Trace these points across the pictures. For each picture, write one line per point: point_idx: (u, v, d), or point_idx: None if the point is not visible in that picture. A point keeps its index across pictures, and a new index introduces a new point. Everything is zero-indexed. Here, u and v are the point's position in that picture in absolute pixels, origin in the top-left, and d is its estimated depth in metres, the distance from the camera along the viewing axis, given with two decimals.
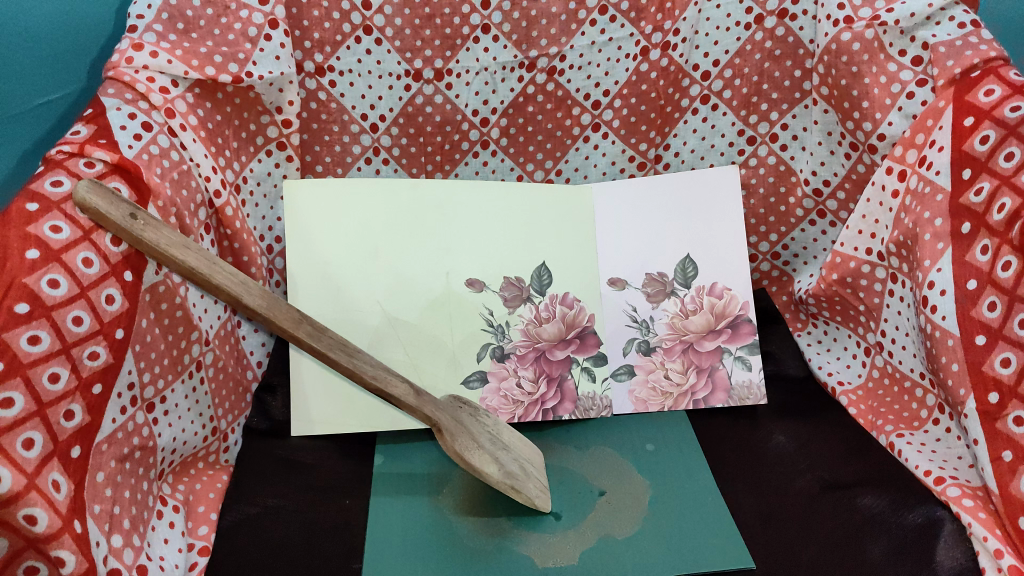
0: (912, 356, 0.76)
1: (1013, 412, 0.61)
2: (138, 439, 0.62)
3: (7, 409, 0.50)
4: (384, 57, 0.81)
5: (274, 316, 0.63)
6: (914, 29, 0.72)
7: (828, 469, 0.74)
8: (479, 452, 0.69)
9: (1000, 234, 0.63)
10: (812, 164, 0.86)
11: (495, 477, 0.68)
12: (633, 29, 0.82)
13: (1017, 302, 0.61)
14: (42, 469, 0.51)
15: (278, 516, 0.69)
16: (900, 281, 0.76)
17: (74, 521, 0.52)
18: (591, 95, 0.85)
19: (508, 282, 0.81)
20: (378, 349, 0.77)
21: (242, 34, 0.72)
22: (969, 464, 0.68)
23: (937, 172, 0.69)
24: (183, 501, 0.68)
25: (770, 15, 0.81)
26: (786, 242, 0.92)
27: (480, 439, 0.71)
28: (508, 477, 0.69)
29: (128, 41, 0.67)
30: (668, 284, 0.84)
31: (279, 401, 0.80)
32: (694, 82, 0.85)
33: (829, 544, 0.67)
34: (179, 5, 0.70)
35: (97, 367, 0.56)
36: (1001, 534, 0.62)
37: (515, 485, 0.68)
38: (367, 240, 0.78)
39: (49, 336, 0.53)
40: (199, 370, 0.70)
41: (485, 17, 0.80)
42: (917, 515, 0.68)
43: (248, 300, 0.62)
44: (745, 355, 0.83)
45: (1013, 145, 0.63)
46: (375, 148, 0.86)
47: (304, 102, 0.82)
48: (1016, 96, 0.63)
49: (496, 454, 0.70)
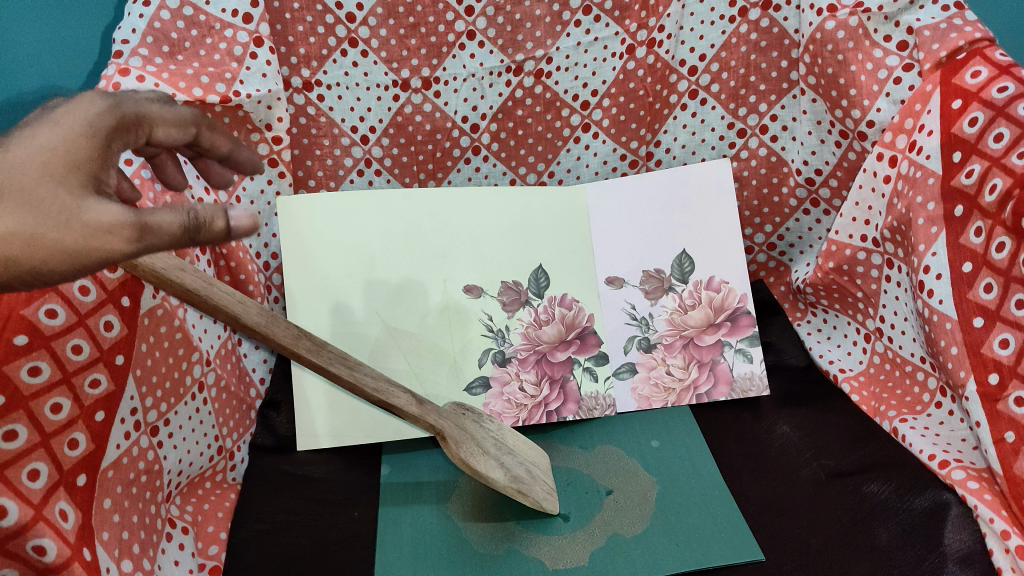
0: (912, 341, 0.76)
1: (1014, 393, 0.61)
2: (144, 463, 0.62)
3: (10, 441, 0.51)
4: (371, 68, 0.81)
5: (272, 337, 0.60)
6: (899, 14, 0.73)
7: (833, 456, 0.75)
8: (486, 458, 0.69)
9: (993, 215, 0.63)
10: (803, 153, 0.86)
11: (502, 484, 0.67)
12: (618, 28, 0.82)
13: (1014, 283, 0.62)
14: (48, 499, 0.51)
15: (287, 532, 0.69)
16: (896, 266, 0.76)
17: (83, 549, 0.52)
18: (579, 96, 0.85)
19: (506, 286, 0.81)
20: (380, 360, 0.77)
21: (228, 53, 0.73)
22: (973, 446, 0.68)
23: (928, 156, 0.69)
24: (192, 523, 0.68)
25: (754, 7, 0.81)
26: (780, 232, 0.92)
27: (484, 446, 0.70)
28: (515, 482, 0.68)
29: (115, 66, 0.67)
30: (666, 280, 0.84)
31: (283, 416, 0.81)
32: (681, 78, 0.85)
33: (836, 531, 0.68)
34: (163, 28, 0.70)
35: (98, 395, 0.57)
36: (1007, 515, 0.62)
37: (522, 488, 0.68)
38: (363, 252, 0.78)
39: (49, 367, 0.54)
40: (201, 391, 0.71)
41: (469, 23, 0.80)
42: (924, 500, 0.68)
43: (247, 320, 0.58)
44: (746, 348, 0.83)
45: (1002, 125, 0.63)
46: (367, 160, 0.86)
47: (294, 118, 0.81)
48: (1003, 77, 0.64)
49: (501, 460, 0.70)
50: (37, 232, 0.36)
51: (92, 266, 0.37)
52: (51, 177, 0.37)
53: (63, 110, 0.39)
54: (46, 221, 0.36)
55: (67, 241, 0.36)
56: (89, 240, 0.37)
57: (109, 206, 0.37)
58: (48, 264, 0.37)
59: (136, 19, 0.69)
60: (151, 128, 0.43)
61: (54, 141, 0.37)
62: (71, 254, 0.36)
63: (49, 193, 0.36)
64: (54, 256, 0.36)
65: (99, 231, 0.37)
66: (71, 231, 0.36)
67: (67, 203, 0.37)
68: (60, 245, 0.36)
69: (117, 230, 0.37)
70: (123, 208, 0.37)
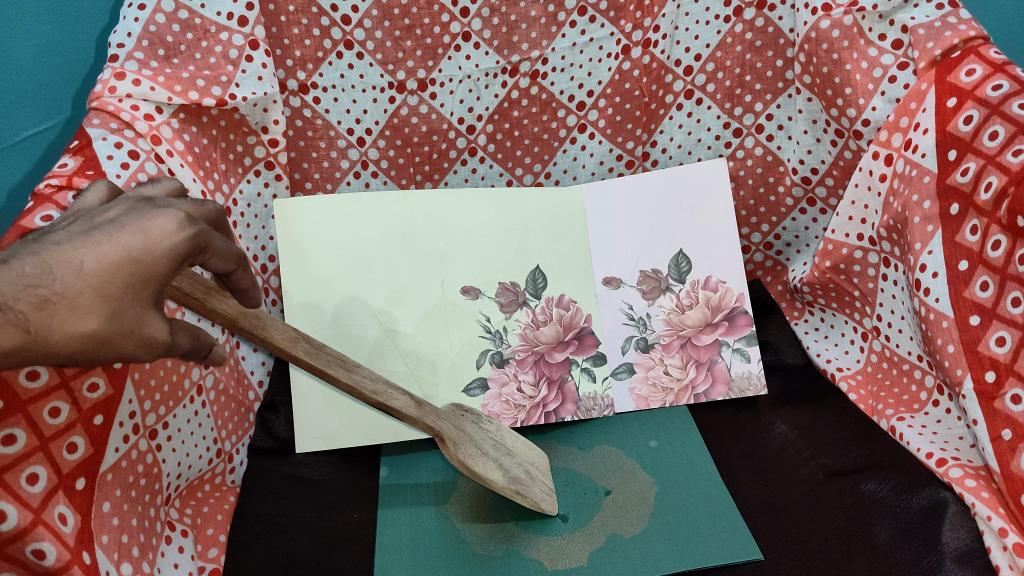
0: (909, 339, 0.76)
1: (1011, 391, 0.61)
2: (142, 467, 0.62)
3: (9, 446, 0.51)
4: (367, 70, 0.81)
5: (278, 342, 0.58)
6: (892, 13, 0.73)
7: (831, 455, 0.75)
8: (484, 459, 0.69)
9: (989, 214, 0.64)
10: (799, 152, 0.86)
11: (502, 484, 0.67)
12: (613, 28, 0.82)
13: (1009, 281, 0.62)
14: (47, 503, 0.52)
15: (287, 534, 0.70)
16: (893, 265, 0.76)
17: (82, 552, 0.52)
18: (575, 96, 0.85)
19: (503, 287, 0.81)
20: (378, 362, 0.77)
21: (224, 56, 0.73)
22: (970, 444, 0.68)
23: (923, 155, 0.70)
24: (191, 526, 0.68)
25: (749, 6, 0.81)
26: (777, 231, 0.92)
27: (483, 447, 0.70)
28: (513, 483, 0.68)
29: (110, 70, 0.67)
30: (663, 280, 0.84)
31: (281, 419, 0.81)
32: (677, 78, 0.85)
33: (835, 530, 0.68)
34: (159, 31, 0.70)
35: (97, 399, 0.57)
36: (1004, 512, 0.62)
37: (519, 488, 0.68)
38: (361, 254, 0.78)
39: (47, 371, 0.54)
40: (199, 394, 0.71)
41: (464, 25, 0.80)
42: (921, 498, 0.68)
43: (245, 324, 0.56)
44: (743, 347, 0.83)
45: (997, 123, 0.63)
46: (363, 162, 0.86)
47: (291, 120, 0.82)
48: (998, 75, 0.65)
49: (500, 461, 0.69)
50: (113, 344, 0.42)
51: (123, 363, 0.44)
52: (137, 300, 0.42)
53: (158, 234, 0.43)
54: (118, 337, 0.42)
55: (124, 352, 0.43)
56: (139, 353, 0.43)
57: (165, 329, 0.44)
58: (92, 359, 0.42)
59: (132, 23, 0.69)
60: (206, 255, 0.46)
61: (154, 274, 0.43)
62: (121, 359, 0.43)
63: (132, 311, 0.42)
64: (109, 360, 0.43)
65: (147, 345, 0.43)
66: (134, 344, 0.43)
67: (139, 323, 0.43)
68: (116, 353, 0.42)
69: (162, 351, 0.45)
70: (170, 333, 0.45)
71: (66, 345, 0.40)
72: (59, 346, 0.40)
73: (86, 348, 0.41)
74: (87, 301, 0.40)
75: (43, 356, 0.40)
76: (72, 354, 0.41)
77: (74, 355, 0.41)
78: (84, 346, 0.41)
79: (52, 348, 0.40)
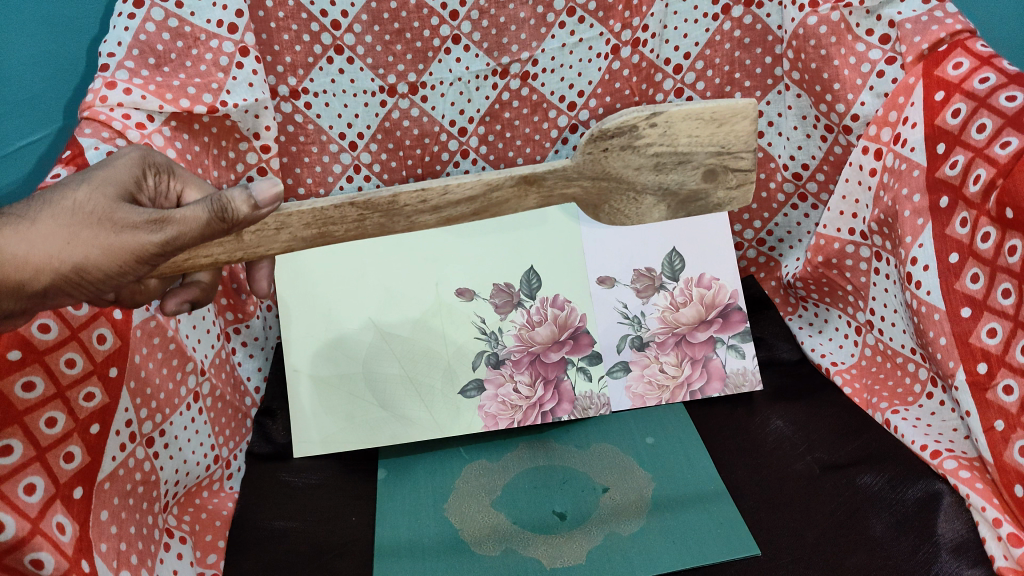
0: (902, 332, 0.76)
1: (1002, 381, 0.62)
2: (140, 475, 0.63)
3: (7, 456, 0.52)
4: (357, 75, 0.81)
5: (397, 211, 0.51)
6: (880, 8, 0.73)
7: (826, 450, 0.75)
8: (667, 194, 0.54)
9: (978, 206, 0.64)
10: (789, 149, 0.87)
11: (635, 120, 0.50)
12: (602, 28, 0.81)
13: (999, 273, 0.62)
14: (46, 512, 0.52)
15: (287, 539, 0.70)
16: (885, 258, 0.76)
17: (82, 560, 0.53)
18: (565, 97, 0.85)
19: (497, 288, 0.80)
20: (375, 366, 0.78)
21: (214, 64, 0.72)
22: (964, 435, 0.69)
23: (912, 149, 0.70)
24: (190, 532, 0.68)
25: (736, 5, 0.81)
26: (769, 227, 0.93)
27: (639, 143, 0.51)
28: (698, 161, 0.53)
29: (101, 79, 0.68)
30: (656, 278, 0.83)
31: (279, 425, 0.80)
32: (666, 76, 0.85)
33: (831, 523, 0.69)
34: (149, 40, 0.70)
35: (93, 408, 0.58)
36: (998, 503, 0.63)
37: (731, 194, 0.55)
38: (357, 258, 0.79)
39: (43, 381, 0.55)
40: (196, 401, 0.71)
41: (454, 28, 0.80)
42: (917, 490, 0.69)
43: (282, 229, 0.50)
44: (738, 344, 0.83)
45: (984, 116, 0.64)
46: (356, 166, 0.86)
47: (282, 126, 0.82)
48: (984, 67, 0.65)
49: (661, 167, 0.53)
50: (94, 232, 0.47)
51: (130, 256, 0.47)
52: (96, 190, 0.49)
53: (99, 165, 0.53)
54: (94, 223, 0.47)
55: (107, 233, 0.47)
56: (128, 235, 0.47)
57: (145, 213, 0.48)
58: (92, 254, 0.47)
59: (122, 32, 0.69)
60: (183, 185, 0.59)
61: (106, 175, 0.51)
62: (116, 246, 0.47)
63: (99, 202, 0.48)
64: (94, 250, 0.47)
65: (134, 228, 0.47)
66: (117, 228, 0.47)
67: (111, 210, 0.48)
68: (107, 241, 0.47)
69: (147, 225, 0.47)
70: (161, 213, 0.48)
71: (48, 246, 0.46)
72: (42, 246, 0.46)
73: (62, 234, 0.47)
74: (48, 203, 0.47)
75: (44, 263, 0.46)
76: (58, 258, 0.47)
77: (61, 255, 0.47)
78: (59, 233, 0.47)
79: (33, 256, 0.46)
